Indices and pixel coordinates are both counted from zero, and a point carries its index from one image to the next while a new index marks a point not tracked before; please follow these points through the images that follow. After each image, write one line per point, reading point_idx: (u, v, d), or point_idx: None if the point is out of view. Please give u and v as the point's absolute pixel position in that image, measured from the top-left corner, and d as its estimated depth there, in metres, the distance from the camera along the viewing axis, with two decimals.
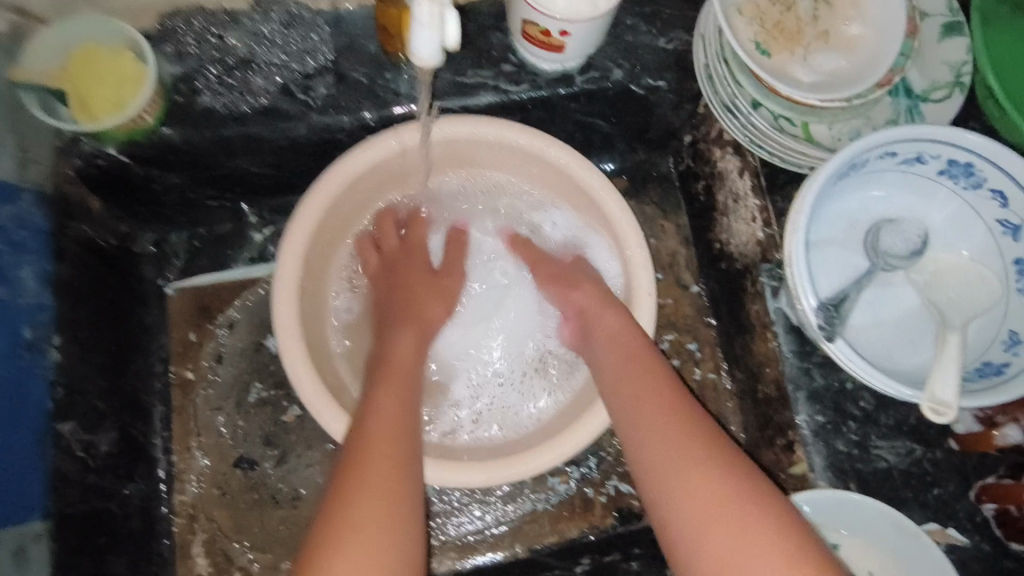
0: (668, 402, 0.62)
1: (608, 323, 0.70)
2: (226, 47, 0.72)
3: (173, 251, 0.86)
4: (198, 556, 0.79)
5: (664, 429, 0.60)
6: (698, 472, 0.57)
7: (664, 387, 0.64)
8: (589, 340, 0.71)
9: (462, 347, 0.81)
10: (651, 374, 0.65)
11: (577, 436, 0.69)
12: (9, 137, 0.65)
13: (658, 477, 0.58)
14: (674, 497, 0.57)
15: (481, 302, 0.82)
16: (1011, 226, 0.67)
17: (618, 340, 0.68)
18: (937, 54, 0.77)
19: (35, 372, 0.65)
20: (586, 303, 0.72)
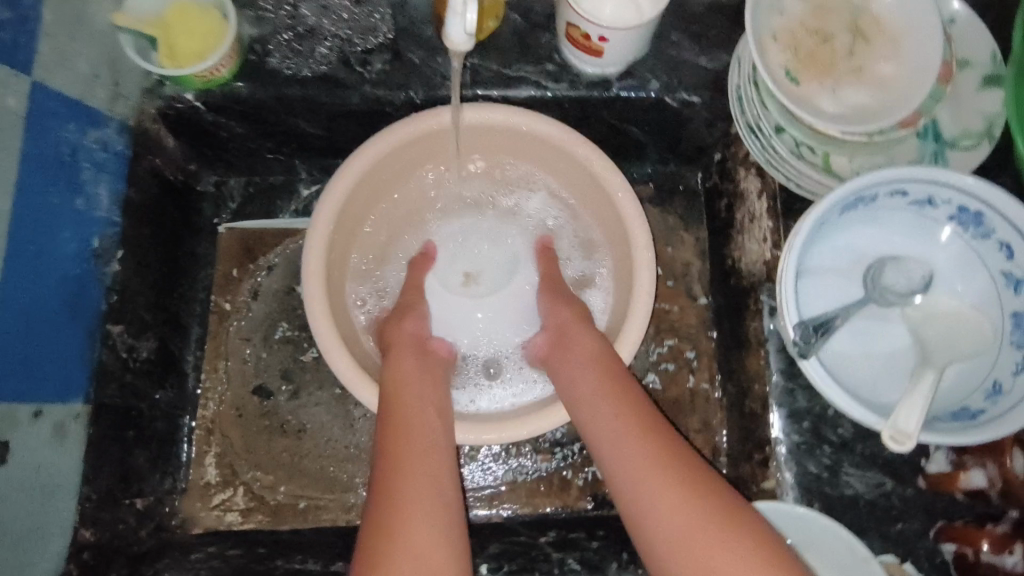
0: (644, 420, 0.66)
1: (586, 344, 0.74)
2: (298, 16, 0.81)
3: (229, 194, 0.96)
4: (209, 466, 0.87)
5: (648, 452, 0.63)
6: (683, 486, 0.60)
7: (650, 417, 0.66)
8: (562, 356, 0.75)
9: (466, 319, 0.86)
10: (637, 401, 0.68)
11: (558, 412, 0.74)
12: (106, 73, 0.75)
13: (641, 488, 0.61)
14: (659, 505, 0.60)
15: (492, 280, 0.88)
16: (1014, 279, 0.68)
17: (599, 355, 0.72)
18: (973, 104, 0.77)
19: (95, 277, 0.75)
20: (566, 318, 0.77)
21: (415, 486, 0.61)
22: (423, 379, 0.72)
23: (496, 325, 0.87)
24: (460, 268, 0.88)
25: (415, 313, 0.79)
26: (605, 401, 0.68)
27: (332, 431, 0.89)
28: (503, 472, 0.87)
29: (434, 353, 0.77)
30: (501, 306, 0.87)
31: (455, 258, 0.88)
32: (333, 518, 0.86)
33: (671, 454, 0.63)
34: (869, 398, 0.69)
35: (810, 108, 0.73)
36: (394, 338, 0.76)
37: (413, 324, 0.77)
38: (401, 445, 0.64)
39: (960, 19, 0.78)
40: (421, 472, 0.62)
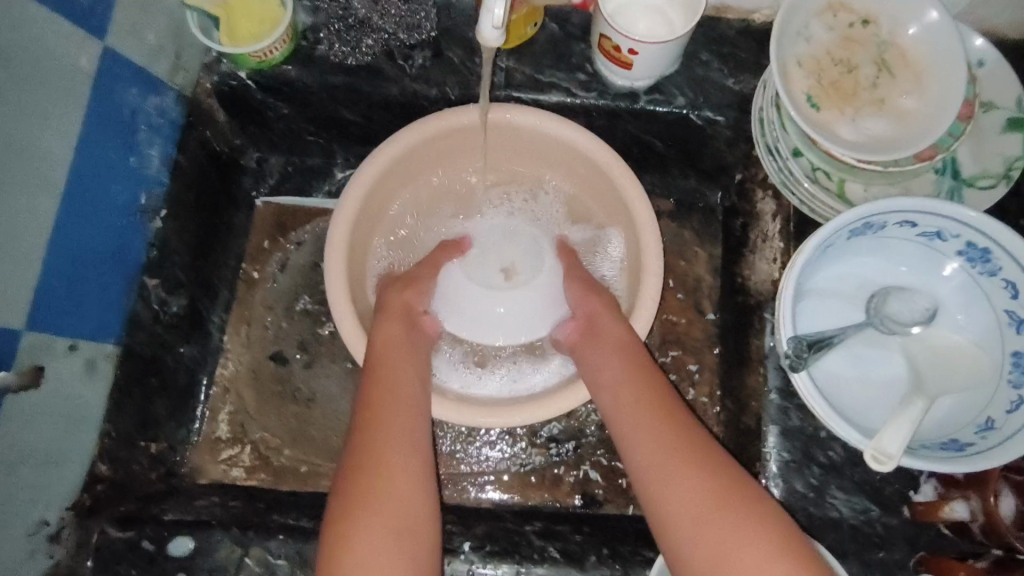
0: (663, 413, 0.69)
1: (615, 334, 0.76)
2: (350, 9, 0.86)
3: (269, 171, 1.02)
4: (221, 422, 0.92)
5: (664, 441, 0.66)
6: (694, 478, 0.63)
7: (665, 406, 0.69)
8: (592, 346, 0.77)
9: (503, 314, 0.88)
10: (659, 392, 0.71)
11: (548, 408, 0.77)
12: (170, 46, 0.82)
13: (655, 476, 0.65)
14: (671, 495, 0.63)
15: (527, 270, 0.89)
16: (1017, 319, 0.68)
17: (619, 349, 0.75)
18: (995, 145, 0.78)
19: (138, 231, 0.80)
20: (598, 310, 0.79)
21: (393, 456, 0.66)
22: (410, 351, 0.76)
23: (515, 320, 0.89)
24: (486, 266, 0.89)
25: (420, 284, 0.82)
26: (629, 393, 0.71)
27: (340, 403, 0.93)
28: (499, 460, 0.91)
29: (422, 328, 0.81)
30: (524, 301, 0.88)
31: (493, 254, 0.90)
32: (330, 484, 0.90)
33: (689, 447, 0.65)
34: (860, 420, 0.70)
35: (827, 133, 0.75)
36: (388, 303, 0.79)
37: (415, 295, 0.81)
38: (388, 412, 0.69)
39: (989, 62, 0.78)
40: (398, 447, 0.67)
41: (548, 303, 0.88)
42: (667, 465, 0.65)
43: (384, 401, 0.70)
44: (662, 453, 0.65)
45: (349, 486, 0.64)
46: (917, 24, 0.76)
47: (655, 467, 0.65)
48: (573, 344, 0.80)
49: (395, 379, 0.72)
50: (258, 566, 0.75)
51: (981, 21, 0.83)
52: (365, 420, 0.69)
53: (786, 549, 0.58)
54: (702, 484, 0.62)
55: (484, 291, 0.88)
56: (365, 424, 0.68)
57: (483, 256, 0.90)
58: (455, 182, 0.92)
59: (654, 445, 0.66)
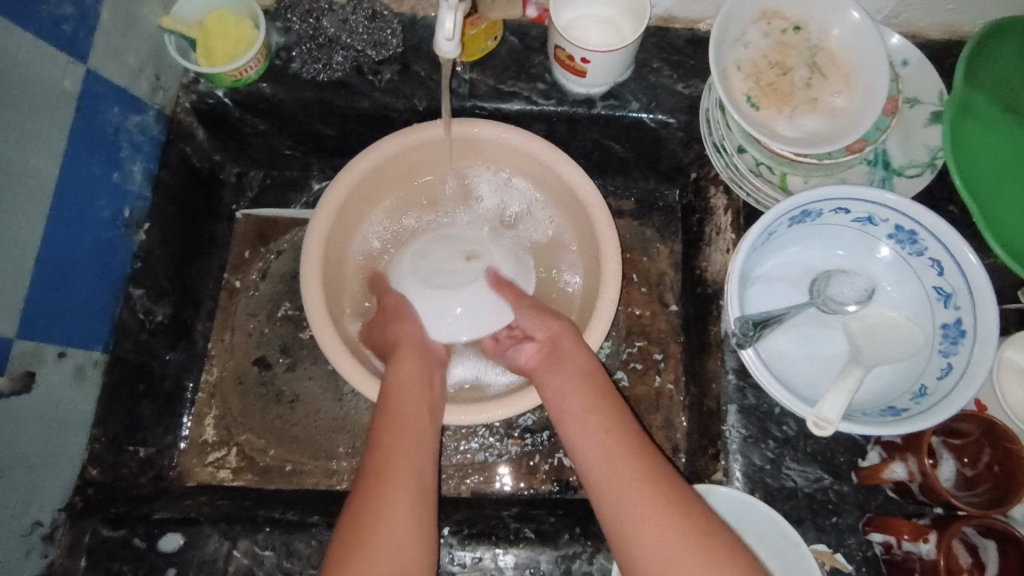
0: (620, 432, 0.72)
1: (574, 349, 0.80)
2: (320, 27, 0.90)
3: (249, 184, 1.07)
4: (208, 426, 0.95)
5: (621, 459, 0.69)
6: (651, 494, 0.66)
7: (621, 419, 0.74)
8: (554, 368, 0.80)
9: (442, 316, 0.89)
10: (615, 412, 0.74)
11: (515, 403, 0.80)
12: (150, 67, 0.87)
13: (611, 494, 0.68)
14: (630, 511, 0.66)
15: (467, 270, 0.92)
16: (945, 294, 0.74)
17: (582, 368, 0.79)
18: (922, 137, 0.86)
19: (122, 243, 0.84)
20: (563, 337, 0.82)
21: (406, 488, 0.67)
22: (421, 387, 0.78)
23: (471, 319, 0.89)
24: (437, 269, 0.92)
25: (406, 318, 0.86)
26: (591, 411, 0.74)
27: (322, 403, 0.97)
28: (477, 451, 0.95)
29: (432, 354, 0.84)
30: (479, 300, 0.90)
31: (446, 253, 0.93)
32: (316, 482, 0.93)
33: (645, 466, 0.69)
34: (806, 394, 0.75)
35: (767, 131, 0.82)
36: (398, 341, 0.82)
37: (412, 328, 0.85)
38: (396, 444, 0.71)
39: (913, 62, 0.87)
40: (407, 481, 0.68)
41: (493, 305, 0.90)
42: (623, 482, 0.68)
43: (390, 436, 0.71)
44: (619, 460, 0.69)
45: (359, 531, 0.63)
46: (842, 27, 0.83)
47: (613, 478, 0.68)
48: (534, 365, 0.83)
49: (404, 412, 0.74)
50: (247, 557, 0.78)
51: (906, 24, 0.90)
52: (379, 458, 0.69)
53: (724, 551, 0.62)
54: (658, 500, 0.65)
55: (440, 292, 0.90)
56: (375, 458, 0.70)
57: (429, 259, 0.93)
58: (425, 190, 0.97)
59: (613, 455, 0.70)
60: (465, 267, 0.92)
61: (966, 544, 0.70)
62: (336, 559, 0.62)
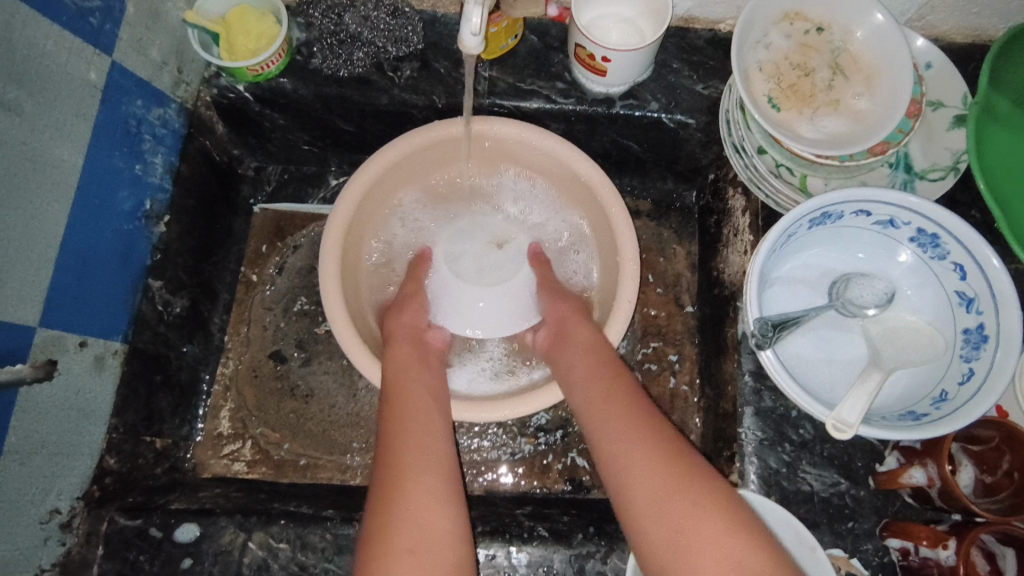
0: (623, 402, 0.71)
1: (585, 339, 0.80)
2: (340, 24, 0.89)
3: (267, 179, 1.07)
4: (222, 418, 0.96)
5: (625, 427, 0.68)
6: (656, 462, 0.64)
7: (637, 401, 0.71)
8: (564, 347, 0.81)
9: (474, 308, 0.93)
10: (622, 386, 0.73)
11: (531, 399, 0.81)
12: (173, 61, 0.87)
13: (619, 464, 0.66)
14: (636, 480, 0.64)
15: (506, 259, 0.96)
16: (966, 298, 0.73)
17: (587, 348, 0.79)
18: (944, 140, 0.86)
19: (143, 234, 0.85)
20: (569, 316, 0.84)
21: (420, 469, 0.65)
22: (425, 376, 0.77)
23: (493, 315, 0.93)
24: (474, 263, 0.95)
25: (411, 305, 0.87)
26: (597, 384, 0.74)
27: (337, 399, 0.97)
28: (491, 449, 0.95)
29: (427, 344, 0.84)
30: (503, 298, 0.93)
31: (479, 237, 0.97)
32: (330, 476, 0.94)
33: (652, 435, 0.67)
34: (823, 396, 0.75)
35: (788, 132, 0.81)
36: (394, 328, 0.83)
37: (410, 314, 0.85)
38: (407, 427, 0.69)
39: (935, 64, 0.86)
40: (422, 457, 0.66)
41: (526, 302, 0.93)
42: (629, 450, 0.66)
43: (397, 413, 0.71)
44: (634, 444, 0.66)
45: (381, 510, 0.62)
46: (865, 29, 0.82)
47: (619, 455, 0.66)
48: (549, 347, 0.84)
49: (410, 399, 0.73)
50: (261, 549, 0.78)
51: (929, 27, 0.90)
52: (388, 443, 0.68)
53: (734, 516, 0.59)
54: (662, 467, 0.63)
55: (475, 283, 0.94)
56: (385, 442, 0.68)
57: (461, 256, 0.96)
58: (443, 188, 0.97)
59: (630, 439, 0.67)
60: (494, 259, 0.96)
61: (985, 552, 0.69)
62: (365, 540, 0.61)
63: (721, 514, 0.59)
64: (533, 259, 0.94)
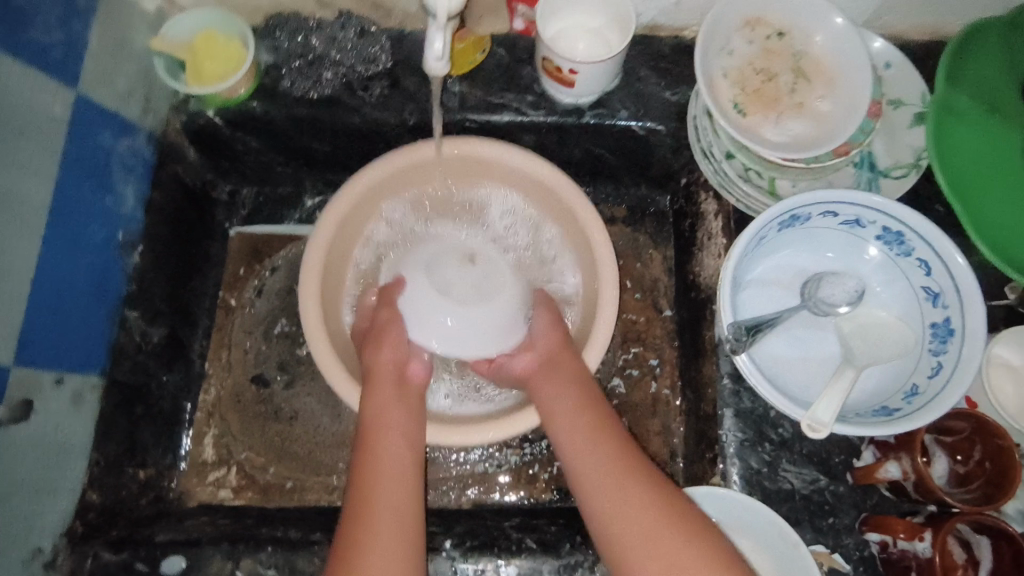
0: (608, 440, 0.74)
1: (570, 367, 0.81)
2: (309, 45, 0.91)
3: (241, 203, 1.07)
4: (207, 445, 0.95)
5: (608, 470, 0.71)
6: (637, 505, 0.67)
7: (615, 438, 0.74)
8: (548, 376, 0.81)
9: (437, 329, 0.85)
10: (605, 422, 0.76)
11: (510, 424, 0.81)
12: (141, 89, 0.87)
13: (599, 507, 0.69)
14: (618, 524, 0.67)
15: (487, 269, 0.86)
16: (933, 294, 0.75)
17: (576, 379, 0.80)
18: (906, 138, 0.88)
19: (117, 266, 0.84)
20: (559, 346, 0.84)
21: (387, 524, 0.68)
22: (402, 415, 0.79)
23: (461, 335, 0.86)
24: (454, 278, 0.85)
25: (389, 340, 0.84)
26: (583, 419, 0.76)
27: (321, 419, 0.97)
28: (477, 462, 0.96)
29: (410, 380, 0.83)
30: (479, 317, 0.85)
31: (454, 251, 0.87)
32: (317, 498, 0.94)
33: (635, 476, 0.70)
34: (799, 395, 0.76)
35: (754, 136, 0.83)
36: (373, 368, 0.81)
37: (389, 351, 0.83)
38: (381, 479, 0.72)
39: (895, 64, 0.88)
40: (391, 509, 0.70)
41: (506, 323, 0.86)
42: (611, 494, 0.69)
43: (372, 464, 0.74)
44: (614, 482, 0.70)
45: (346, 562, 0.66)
46: (824, 33, 0.84)
47: (603, 496, 0.69)
48: (531, 375, 0.83)
49: (381, 447, 0.75)
50: None
51: (888, 27, 0.92)
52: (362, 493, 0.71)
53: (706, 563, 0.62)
54: (645, 510, 0.66)
55: (455, 301, 0.84)
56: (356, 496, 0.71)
57: (441, 272, 0.86)
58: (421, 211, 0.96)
59: (608, 476, 0.70)
60: (474, 274, 0.85)
61: (960, 540, 0.71)
62: None
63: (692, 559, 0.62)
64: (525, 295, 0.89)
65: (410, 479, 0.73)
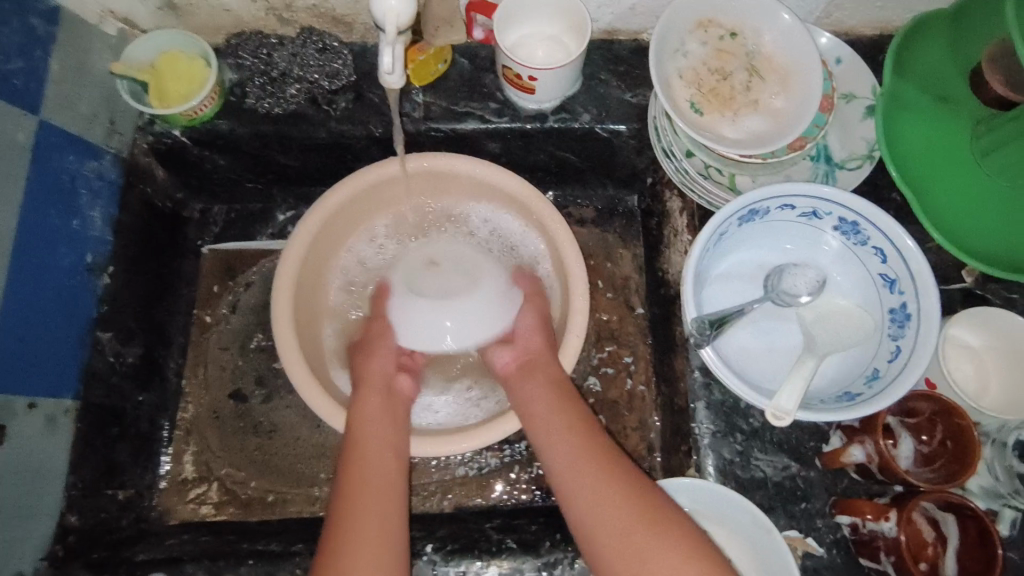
0: (586, 441, 0.74)
1: (544, 371, 0.82)
2: (271, 61, 0.92)
3: (213, 220, 1.07)
4: (187, 463, 0.96)
5: (588, 473, 0.71)
6: (616, 506, 0.67)
7: (592, 436, 0.75)
8: (527, 379, 0.83)
9: (434, 330, 0.90)
10: (582, 423, 0.76)
11: (481, 435, 0.81)
12: (104, 112, 0.87)
13: (580, 510, 0.69)
14: (600, 527, 0.67)
15: (451, 269, 0.93)
16: (889, 280, 0.77)
17: (551, 383, 0.81)
18: (858, 130, 0.91)
19: (86, 288, 0.84)
20: (536, 348, 0.85)
21: (371, 536, 0.68)
22: (383, 425, 0.79)
23: (464, 329, 0.90)
24: (431, 285, 0.91)
25: (380, 349, 0.87)
26: (560, 421, 0.77)
27: (301, 431, 0.98)
28: (457, 466, 0.96)
29: (398, 393, 0.84)
30: (471, 311, 0.90)
31: (418, 257, 0.95)
32: (300, 509, 0.94)
33: (613, 476, 0.70)
34: (765, 385, 0.78)
35: (712, 135, 0.85)
36: (366, 375, 0.84)
37: (381, 360, 0.86)
38: (361, 491, 0.72)
39: (844, 59, 0.91)
40: (375, 520, 0.70)
41: (494, 311, 0.91)
42: (591, 497, 0.69)
43: (353, 475, 0.74)
44: (593, 481, 0.70)
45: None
46: (775, 31, 0.86)
47: (583, 498, 0.70)
48: (510, 374, 0.85)
49: (363, 456, 0.75)
50: None
51: (838, 23, 0.94)
52: (347, 500, 0.71)
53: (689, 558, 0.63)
54: (626, 511, 0.67)
55: (436, 304, 0.90)
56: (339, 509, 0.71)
57: (420, 283, 0.92)
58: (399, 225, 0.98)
59: (588, 478, 0.70)
60: (444, 278, 0.92)
61: (929, 519, 0.73)
62: None
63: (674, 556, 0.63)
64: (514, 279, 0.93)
65: (393, 489, 0.74)
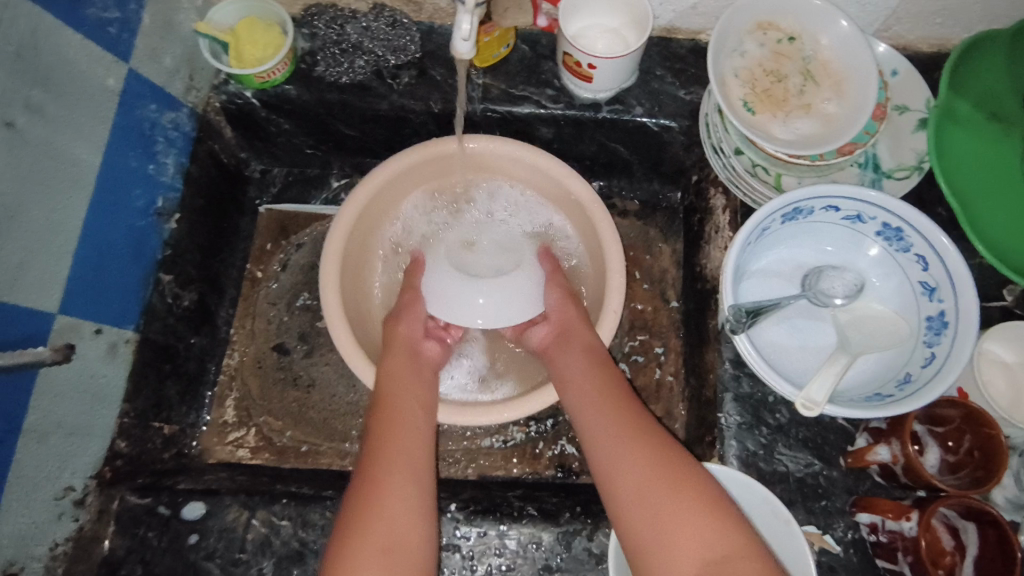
0: (618, 404, 0.76)
1: (583, 342, 0.85)
2: (343, 34, 0.96)
3: (272, 181, 1.13)
4: (228, 407, 1.00)
5: (617, 431, 0.73)
6: (641, 461, 0.69)
7: (624, 401, 0.77)
8: (564, 348, 0.86)
9: (465, 304, 0.92)
10: (615, 388, 0.79)
11: (499, 411, 0.84)
12: (185, 68, 0.93)
13: (606, 466, 0.72)
14: (625, 480, 0.69)
15: (487, 251, 0.96)
16: (929, 288, 0.78)
17: (588, 351, 0.84)
18: (909, 142, 0.92)
19: (154, 231, 0.89)
20: (572, 320, 0.88)
21: (400, 472, 0.71)
22: (417, 385, 0.83)
23: (495, 310, 0.92)
24: (469, 264, 0.95)
25: (408, 317, 0.91)
26: (592, 385, 0.79)
27: (337, 388, 1.02)
28: (484, 436, 1.00)
29: (423, 356, 0.88)
30: (503, 292, 0.93)
31: (451, 241, 0.97)
32: (330, 462, 0.98)
33: (641, 435, 0.72)
34: (795, 380, 0.80)
35: (762, 133, 0.87)
36: (392, 339, 0.87)
37: (405, 327, 0.89)
38: (393, 433, 0.75)
39: (901, 71, 0.92)
40: (409, 461, 0.73)
41: (532, 294, 0.94)
42: (618, 451, 0.71)
43: (385, 419, 0.77)
44: (623, 446, 0.72)
45: (360, 504, 0.69)
46: (833, 39, 0.88)
47: (610, 455, 0.72)
48: (546, 346, 0.89)
49: (397, 405, 0.79)
50: (264, 527, 0.82)
51: (897, 37, 0.96)
52: (379, 448, 0.74)
53: (708, 512, 0.64)
54: (651, 464, 0.69)
55: (470, 280, 0.93)
56: (373, 447, 0.74)
57: (461, 259, 0.95)
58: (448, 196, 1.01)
59: (616, 436, 0.73)
60: (477, 256, 0.96)
61: (949, 527, 0.73)
62: (342, 529, 0.67)
63: (696, 509, 0.64)
64: (544, 259, 0.96)
65: (423, 437, 0.77)
